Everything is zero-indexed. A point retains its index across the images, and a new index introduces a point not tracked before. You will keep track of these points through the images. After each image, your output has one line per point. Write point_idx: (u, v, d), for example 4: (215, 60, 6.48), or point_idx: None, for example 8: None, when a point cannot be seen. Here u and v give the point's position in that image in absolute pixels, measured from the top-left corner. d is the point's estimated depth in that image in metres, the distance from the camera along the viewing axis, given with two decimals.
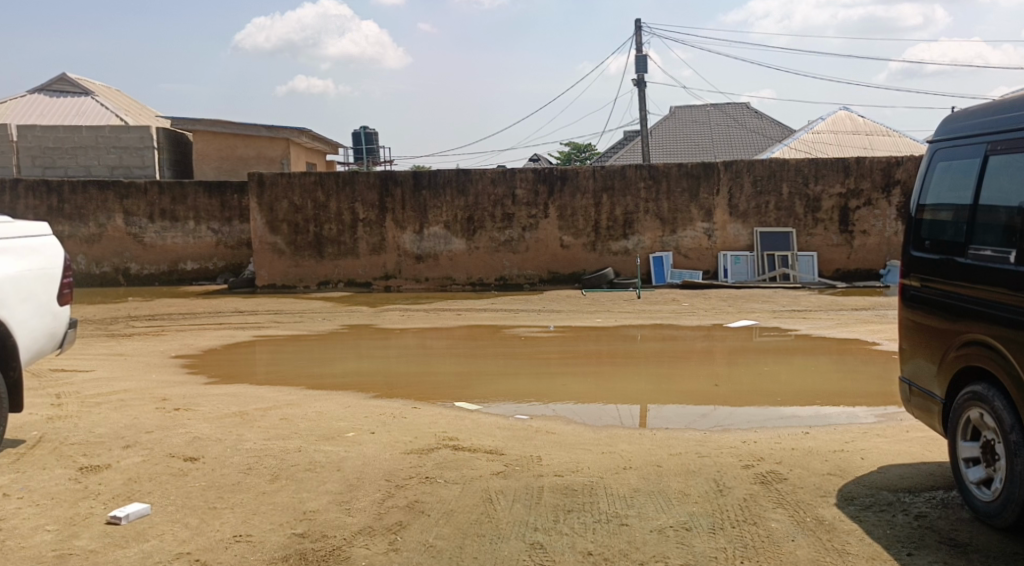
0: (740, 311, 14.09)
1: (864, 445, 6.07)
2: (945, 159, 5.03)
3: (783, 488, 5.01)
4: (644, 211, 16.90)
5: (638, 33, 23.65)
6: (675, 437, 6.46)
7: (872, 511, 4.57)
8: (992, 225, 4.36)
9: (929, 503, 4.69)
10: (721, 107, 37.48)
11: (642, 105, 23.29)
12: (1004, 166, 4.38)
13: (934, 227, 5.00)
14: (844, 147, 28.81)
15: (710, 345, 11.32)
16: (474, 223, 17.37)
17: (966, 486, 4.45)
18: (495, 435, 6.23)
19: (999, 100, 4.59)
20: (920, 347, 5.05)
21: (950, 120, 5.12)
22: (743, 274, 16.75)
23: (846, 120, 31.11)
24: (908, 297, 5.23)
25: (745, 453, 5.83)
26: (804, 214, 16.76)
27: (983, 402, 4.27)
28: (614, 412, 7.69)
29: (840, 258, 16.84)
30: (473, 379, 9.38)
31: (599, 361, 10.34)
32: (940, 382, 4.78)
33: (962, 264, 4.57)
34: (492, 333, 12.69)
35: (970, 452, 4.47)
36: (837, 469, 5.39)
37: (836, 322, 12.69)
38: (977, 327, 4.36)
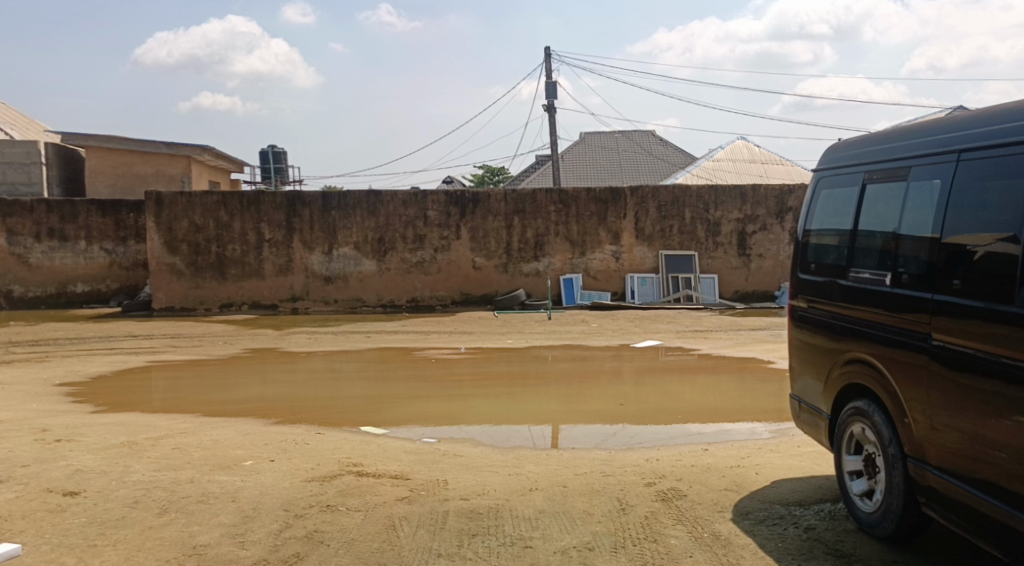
0: (646, 331, 14.42)
1: (759, 460, 6.28)
2: (829, 186, 5.31)
3: (682, 505, 5.13)
4: (554, 234, 17.12)
5: (547, 60, 24.10)
6: (581, 456, 6.53)
7: (765, 525, 4.73)
8: (870, 249, 4.62)
9: (817, 516, 4.88)
10: (628, 133, 38.53)
11: (552, 130, 23.68)
12: (881, 194, 4.66)
13: (819, 250, 5.26)
14: (742, 174, 30.02)
15: (618, 365, 11.53)
16: (384, 244, 17.20)
17: (850, 497, 4.66)
18: (401, 460, 6.15)
19: (878, 132, 4.88)
20: (808, 365, 5.28)
21: (834, 150, 5.42)
22: (650, 296, 17.16)
23: (743, 149, 32.47)
24: (797, 317, 5.47)
25: (647, 471, 5.94)
26: (705, 238, 17.34)
27: (865, 417, 4.50)
28: (526, 433, 7.71)
29: (739, 280, 17.48)
30: (382, 402, 9.25)
31: (508, 383, 10.36)
32: (827, 398, 5.00)
33: (845, 286, 4.82)
34: (401, 355, 12.56)
35: (853, 465, 4.69)
36: (733, 485, 5.56)
37: (735, 342, 13.15)
38: (859, 346, 4.58)
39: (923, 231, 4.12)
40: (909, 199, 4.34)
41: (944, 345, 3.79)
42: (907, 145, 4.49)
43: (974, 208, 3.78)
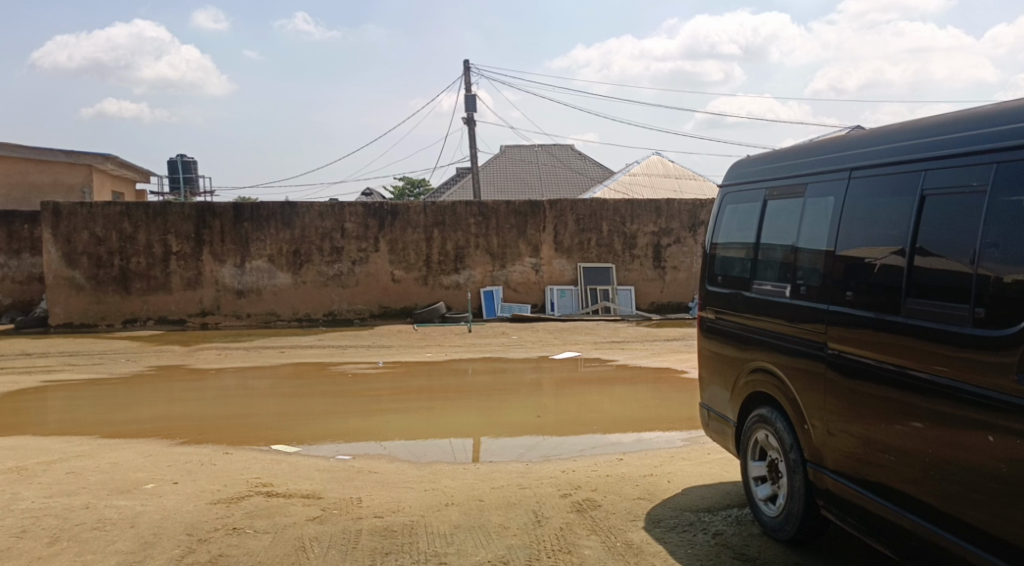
0: (565, 343, 14.55)
1: (671, 468, 6.42)
2: (733, 202, 5.50)
3: (596, 515, 5.18)
4: (474, 246, 17.13)
5: (466, 74, 24.18)
6: (498, 469, 6.52)
7: (676, 532, 4.82)
8: (771, 261, 4.80)
9: (725, 521, 5.02)
10: (547, 147, 38.99)
11: (471, 143, 23.74)
12: (780, 210, 4.85)
13: (725, 263, 5.44)
14: (657, 189, 30.74)
15: (538, 377, 11.58)
16: (300, 257, 16.83)
17: (755, 502, 4.81)
18: (314, 478, 6.01)
19: (778, 150, 5.09)
20: (716, 375, 5.44)
21: (738, 167, 5.62)
22: (569, 307, 17.33)
23: (658, 164, 33.27)
24: (705, 328, 5.63)
25: (563, 482, 5.98)
26: (622, 250, 17.66)
27: (768, 424, 4.67)
28: (447, 447, 7.65)
29: (654, 292, 17.85)
30: (296, 419, 9.03)
31: (427, 397, 10.27)
32: (733, 406, 5.15)
33: (749, 297, 4.98)
34: (317, 371, 12.30)
35: (758, 471, 4.85)
36: (646, 493, 5.66)
37: (651, 352, 13.42)
38: (762, 355, 4.75)
39: (819, 244, 4.31)
40: (806, 214, 4.53)
41: (839, 353, 3.96)
42: (804, 163, 4.70)
43: (864, 222, 3.96)
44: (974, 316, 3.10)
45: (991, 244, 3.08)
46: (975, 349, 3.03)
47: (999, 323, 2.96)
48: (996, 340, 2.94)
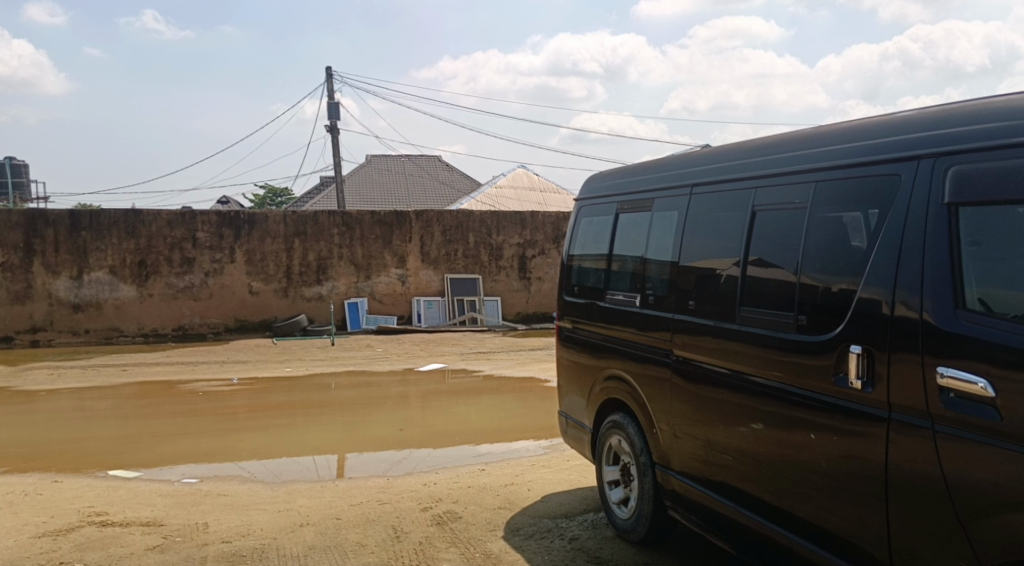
0: (430, 355, 14.46)
1: (532, 477, 6.50)
2: (588, 215, 5.67)
3: (456, 527, 5.16)
4: (337, 257, 16.75)
5: (329, 80, 23.70)
6: (358, 486, 6.37)
7: (534, 539, 4.87)
8: (623, 272, 4.97)
9: (581, 526, 5.13)
10: (414, 157, 38.81)
11: (335, 151, 23.27)
12: (630, 223, 5.04)
13: (581, 274, 5.59)
14: (523, 201, 31.18)
15: (404, 390, 11.43)
16: (147, 268, 15.85)
17: (609, 506, 4.96)
18: (156, 505, 5.65)
19: (628, 165, 5.30)
20: (573, 384, 5.57)
21: (592, 181, 5.81)
22: (436, 319, 17.23)
23: (524, 176, 33.85)
24: (563, 337, 5.75)
25: (424, 495, 5.92)
26: (488, 261, 17.81)
27: (621, 429, 4.84)
28: (308, 465, 7.40)
29: (520, 302, 18.10)
30: (140, 441, 8.48)
31: (286, 413, 9.92)
32: (588, 413, 5.29)
33: (603, 307, 5.13)
34: (164, 389, 11.59)
35: (612, 475, 5.00)
36: (506, 502, 5.70)
37: (516, 362, 13.58)
38: (615, 362, 4.90)
39: (665, 256, 4.51)
40: (654, 227, 4.73)
41: (684, 359, 4.14)
42: (652, 178, 4.90)
43: (705, 235, 4.18)
44: (797, 323, 3.32)
45: (812, 256, 3.32)
46: (800, 353, 3.25)
47: (818, 328, 3.19)
48: (817, 344, 3.16)
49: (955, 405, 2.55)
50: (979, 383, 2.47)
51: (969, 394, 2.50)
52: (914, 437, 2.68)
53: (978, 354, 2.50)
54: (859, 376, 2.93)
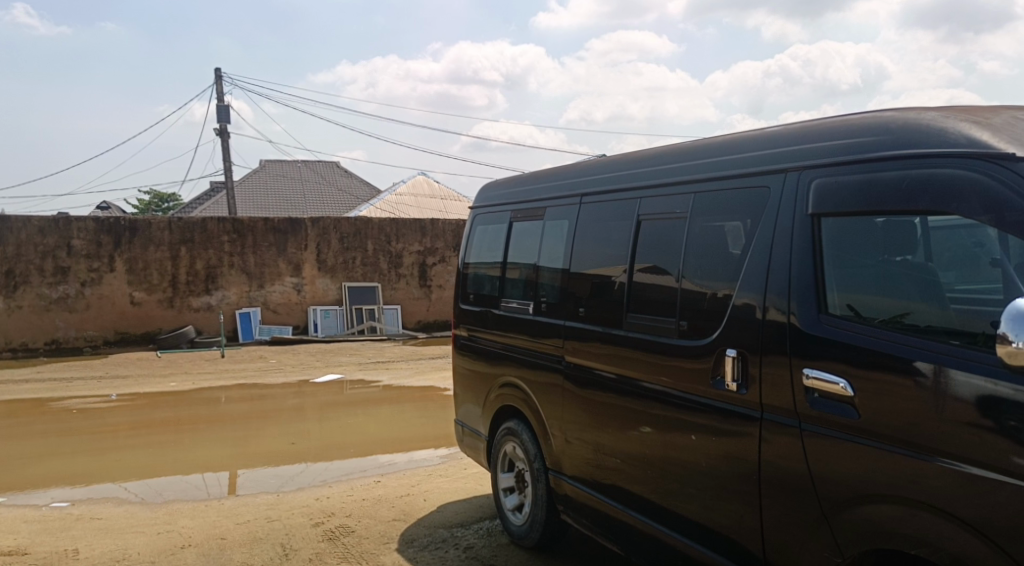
0: (326, 365, 14.13)
1: (428, 487, 6.45)
2: (482, 224, 5.70)
3: (349, 541, 5.06)
4: (228, 265, 16.16)
5: (219, 82, 22.90)
6: (247, 503, 6.15)
7: (428, 550, 4.83)
8: (516, 280, 5.01)
9: (476, 534, 5.13)
10: (311, 163, 37.96)
11: (226, 156, 22.48)
12: (523, 231, 5.09)
13: (476, 282, 5.60)
14: (423, 209, 30.98)
15: (299, 402, 11.13)
16: (16, 278, 14.85)
17: (504, 512, 4.98)
18: (22, 532, 5.29)
19: (521, 175, 5.36)
20: (468, 392, 5.57)
21: (486, 190, 5.84)
22: (333, 328, 16.86)
23: (425, 184, 33.67)
24: (459, 345, 5.74)
25: (316, 510, 5.77)
26: (388, 269, 17.58)
27: (515, 436, 4.87)
28: (194, 483, 7.09)
29: (420, 310, 17.93)
30: (7, 463, 7.92)
31: (172, 429, 9.48)
32: (484, 421, 5.30)
33: (497, 315, 5.15)
34: (35, 407, 10.87)
35: (506, 482, 5.03)
36: (400, 514, 5.62)
37: (415, 371, 13.45)
38: (509, 369, 4.93)
39: (556, 264, 4.57)
40: (546, 235, 4.78)
41: (574, 365, 4.21)
42: (544, 188, 4.97)
43: (594, 243, 4.26)
44: (679, 328, 3.43)
45: (692, 263, 3.44)
46: (682, 357, 3.36)
47: (698, 333, 3.30)
48: (697, 347, 3.28)
49: (819, 404, 2.69)
50: (839, 383, 2.62)
51: (831, 394, 2.64)
52: (784, 435, 2.81)
53: (839, 355, 2.64)
54: (734, 378, 3.05)
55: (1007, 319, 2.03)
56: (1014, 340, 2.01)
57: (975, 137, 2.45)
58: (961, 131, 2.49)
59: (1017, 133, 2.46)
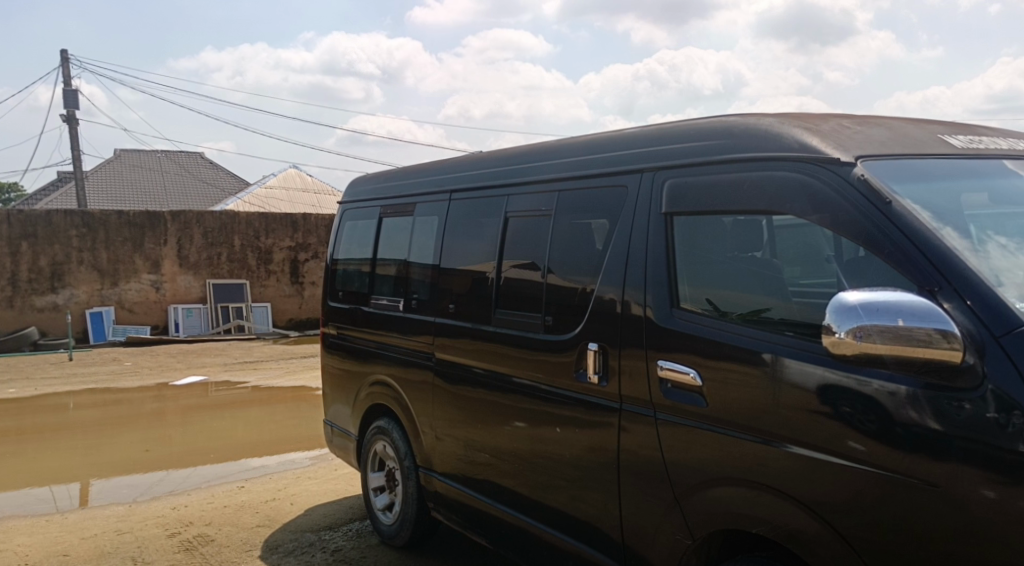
0: (189, 367, 13.46)
1: (295, 490, 6.27)
2: (351, 220, 5.59)
3: (208, 551, 4.84)
4: (77, 262, 15.12)
5: (68, 65, 21.35)
6: (95, 516, 5.78)
7: (293, 555, 4.70)
8: (386, 276, 4.96)
9: (344, 536, 5.04)
10: (172, 153, 36.03)
11: (76, 145, 20.99)
12: (394, 227, 5.03)
13: (345, 278, 5.50)
14: (295, 203, 30.03)
15: (159, 406, 10.55)
16: None
17: (373, 512, 4.93)
18: None
19: (390, 170, 5.29)
20: (338, 391, 5.46)
21: (355, 184, 5.73)
22: (196, 328, 16.09)
23: (296, 177, 32.64)
24: (328, 344, 5.62)
25: (173, 520, 5.50)
26: (256, 266, 16.93)
27: (385, 434, 4.82)
28: (37, 496, 6.59)
29: (292, 308, 17.37)
30: None
31: (11, 439, 8.77)
32: (354, 420, 5.22)
33: (366, 312, 5.08)
34: None
35: (376, 481, 4.98)
36: (265, 520, 5.45)
37: (285, 371, 13.03)
38: (380, 367, 4.87)
39: (426, 260, 4.56)
40: (416, 231, 4.76)
41: (443, 361, 4.21)
42: (412, 183, 4.94)
43: (463, 240, 4.27)
44: (545, 323, 3.50)
45: (559, 258, 3.51)
46: (547, 352, 3.43)
47: (563, 327, 3.38)
48: (561, 342, 3.36)
49: (671, 394, 2.81)
50: (689, 373, 2.75)
51: (683, 384, 2.77)
52: (641, 424, 2.93)
53: (689, 347, 2.78)
54: (596, 371, 3.15)
55: (831, 311, 2.17)
56: (836, 330, 2.16)
57: (807, 142, 2.62)
58: (795, 137, 2.66)
59: (843, 139, 2.65)
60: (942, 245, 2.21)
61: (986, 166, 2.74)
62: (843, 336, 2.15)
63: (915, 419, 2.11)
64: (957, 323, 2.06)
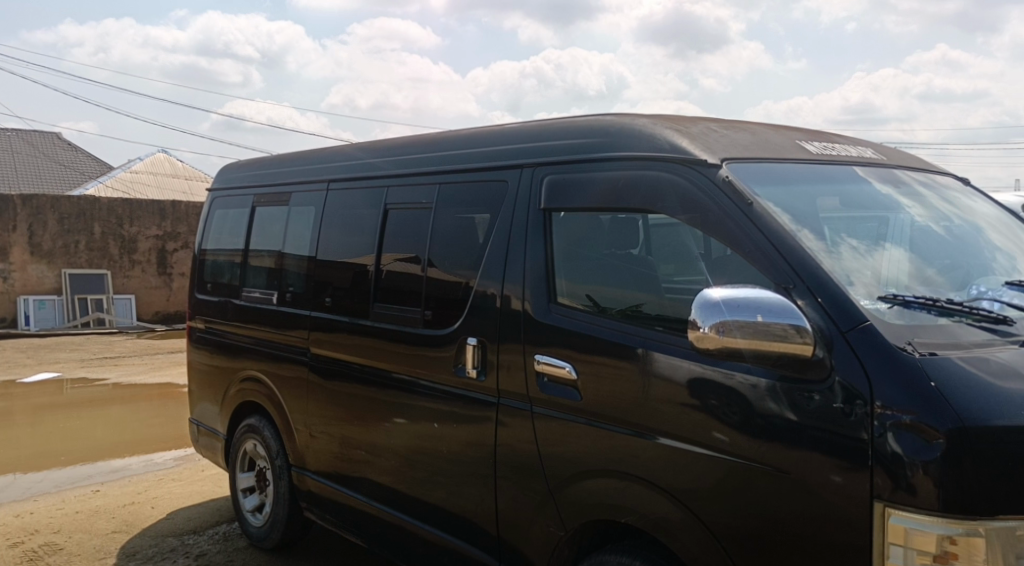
0: (41, 362, 12.54)
1: (157, 493, 5.95)
2: (222, 208, 5.36)
3: (56, 560, 4.52)
4: None
5: None
6: None
7: (153, 562, 4.46)
8: (259, 268, 4.78)
9: (210, 540, 4.84)
10: (24, 132, 33.49)
11: None
12: (268, 216, 4.85)
13: (214, 270, 5.27)
14: (163, 190, 28.53)
15: (5, 405, 9.78)
16: None
17: (243, 514, 4.76)
18: None
19: (263, 158, 5.09)
20: (205, 389, 5.23)
21: (226, 171, 5.49)
22: (49, 321, 15.01)
23: (166, 162, 30.99)
24: (195, 338, 5.37)
25: (17, 528, 5.10)
26: (119, 256, 15.97)
27: (256, 433, 4.65)
28: None
29: (159, 301, 16.50)
30: None
31: None
32: (222, 419, 5.01)
33: (237, 305, 4.89)
34: None
35: (246, 482, 4.80)
36: (122, 525, 5.14)
37: (150, 367, 12.36)
38: (251, 362, 4.69)
39: (302, 251, 4.42)
40: (291, 221, 4.61)
41: (319, 356, 4.11)
42: (288, 172, 4.78)
43: (341, 231, 4.17)
44: (424, 318, 3.47)
45: (439, 252, 3.49)
46: (426, 346, 3.40)
47: (442, 322, 3.37)
48: (440, 337, 3.34)
49: (547, 388, 2.85)
50: (565, 366, 2.80)
51: (558, 378, 2.81)
52: (517, 419, 2.95)
53: (565, 341, 2.82)
54: (474, 365, 3.15)
55: (696, 306, 2.24)
56: (700, 325, 2.23)
57: (678, 143, 2.71)
58: (666, 138, 2.75)
59: (711, 142, 2.76)
60: (797, 245, 2.34)
61: (840, 172, 2.92)
62: (707, 331, 2.22)
63: (774, 411, 2.22)
64: (810, 320, 2.18)
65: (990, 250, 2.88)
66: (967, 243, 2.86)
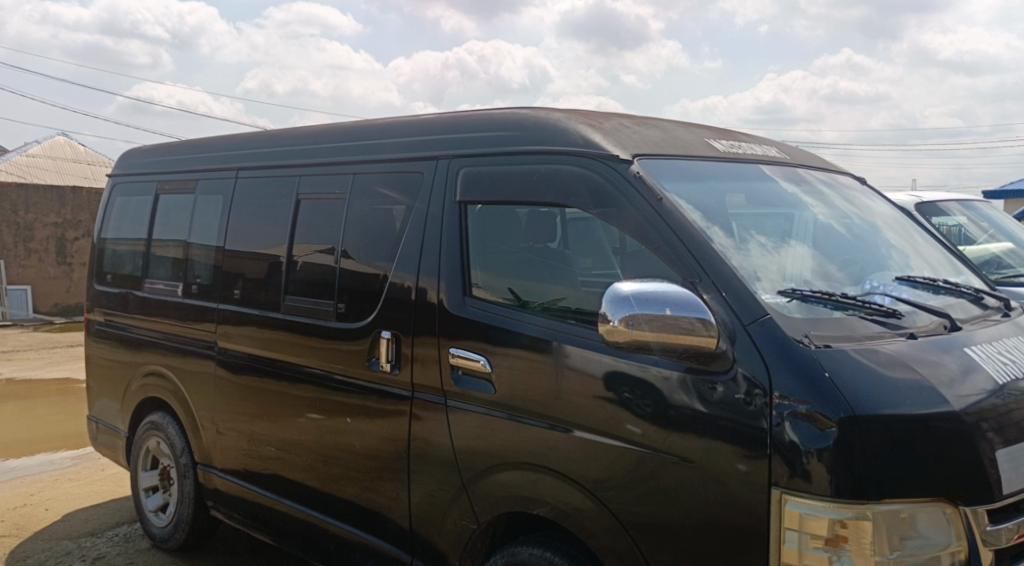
0: None
1: (52, 494, 5.67)
2: (123, 194, 5.13)
3: None
4: None
5: None
6: None
7: None
8: (163, 258, 4.61)
9: (109, 542, 4.65)
10: None
11: None
12: (173, 204, 4.67)
13: (115, 260, 5.04)
14: (63, 174, 27.18)
15: None
16: None
17: (145, 514, 4.59)
18: None
19: (168, 144, 4.89)
20: (104, 385, 5.01)
21: (128, 156, 5.26)
22: None
23: (66, 146, 29.51)
24: (94, 332, 5.13)
25: None
26: (14, 244, 15.14)
27: (160, 430, 4.48)
28: None
29: (57, 292, 15.73)
30: None
31: None
32: (122, 416, 4.81)
33: (140, 297, 4.70)
34: None
35: (148, 481, 4.63)
36: (12, 529, 4.88)
37: (47, 362, 11.78)
38: (154, 356, 4.52)
39: (209, 240, 4.28)
40: (197, 210, 4.46)
41: (226, 349, 3.99)
42: (194, 158, 4.61)
43: (251, 220, 4.06)
44: (337, 310, 3.41)
45: (353, 243, 3.43)
46: (338, 339, 3.35)
47: (355, 314, 3.32)
48: (353, 330, 3.29)
49: (462, 381, 2.85)
50: (480, 359, 2.80)
51: (473, 371, 2.81)
52: (431, 412, 2.94)
53: (479, 334, 2.82)
54: (388, 359, 3.12)
55: (607, 300, 2.28)
56: (610, 318, 2.27)
57: (591, 138, 2.74)
58: (580, 133, 2.78)
59: (623, 138, 2.80)
60: (704, 241, 2.41)
61: (748, 170, 3.01)
62: (617, 324, 2.26)
63: (683, 402, 2.28)
64: (716, 315, 2.25)
65: (885, 248, 3.02)
66: (864, 240, 2.99)
